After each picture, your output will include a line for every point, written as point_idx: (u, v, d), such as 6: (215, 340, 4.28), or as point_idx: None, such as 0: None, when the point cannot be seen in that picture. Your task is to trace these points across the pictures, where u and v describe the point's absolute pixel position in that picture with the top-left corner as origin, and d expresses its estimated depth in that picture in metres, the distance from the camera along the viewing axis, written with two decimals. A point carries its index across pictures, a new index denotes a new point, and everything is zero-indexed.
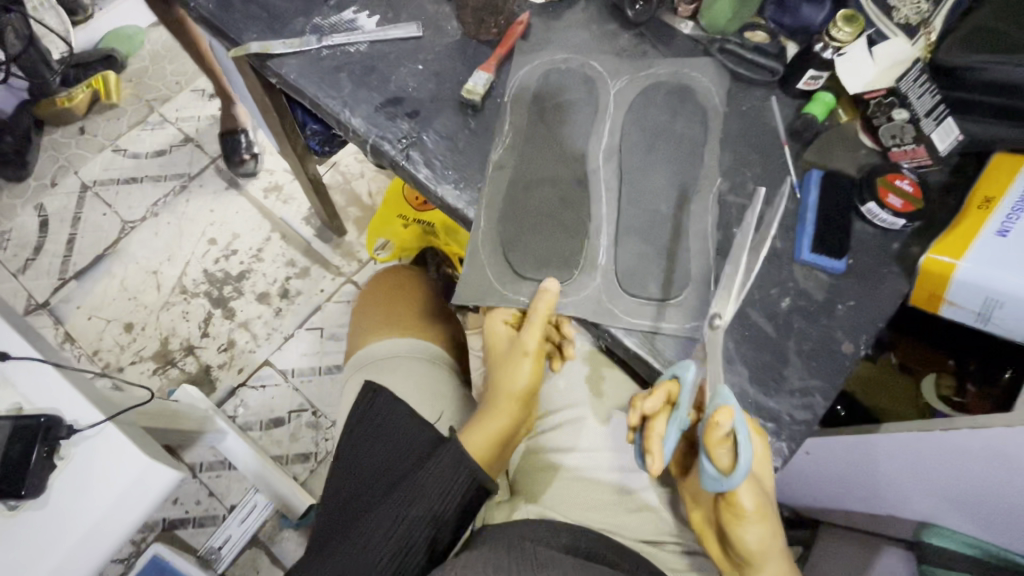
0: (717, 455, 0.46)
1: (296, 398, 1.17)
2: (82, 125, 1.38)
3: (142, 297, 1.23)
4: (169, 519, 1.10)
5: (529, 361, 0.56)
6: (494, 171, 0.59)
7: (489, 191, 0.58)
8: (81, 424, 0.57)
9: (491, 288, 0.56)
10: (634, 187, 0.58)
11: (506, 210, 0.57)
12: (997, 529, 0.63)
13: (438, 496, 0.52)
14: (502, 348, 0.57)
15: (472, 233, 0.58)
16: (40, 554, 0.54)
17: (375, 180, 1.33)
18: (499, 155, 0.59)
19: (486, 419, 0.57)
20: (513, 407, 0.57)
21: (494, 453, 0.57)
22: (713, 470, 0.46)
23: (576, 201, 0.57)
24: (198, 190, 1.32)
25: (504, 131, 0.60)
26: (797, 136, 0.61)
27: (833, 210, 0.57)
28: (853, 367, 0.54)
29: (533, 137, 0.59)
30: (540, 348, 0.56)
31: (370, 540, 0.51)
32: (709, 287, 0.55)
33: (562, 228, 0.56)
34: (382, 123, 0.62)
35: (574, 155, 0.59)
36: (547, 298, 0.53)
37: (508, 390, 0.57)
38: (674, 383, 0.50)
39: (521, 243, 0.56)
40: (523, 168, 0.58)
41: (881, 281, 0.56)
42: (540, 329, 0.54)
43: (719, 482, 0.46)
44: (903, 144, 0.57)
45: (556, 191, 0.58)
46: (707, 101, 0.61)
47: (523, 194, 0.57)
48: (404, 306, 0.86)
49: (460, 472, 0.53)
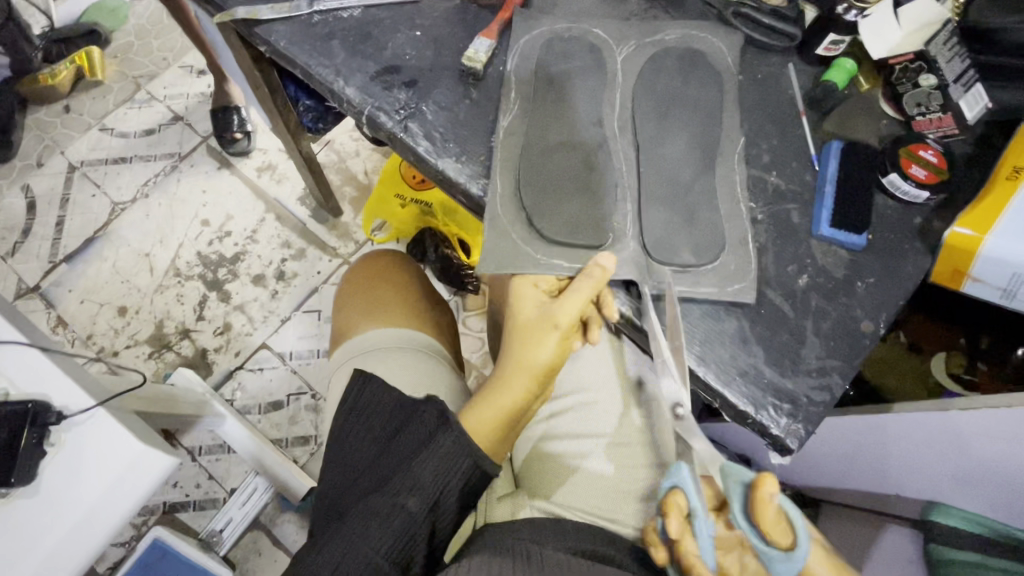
0: (775, 538, 0.44)
1: (295, 382, 1.16)
2: (66, 104, 1.33)
3: (135, 280, 1.20)
4: (169, 503, 1.09)
5: (558, 334, 0.52)
6: (506, 139, 0.56)
7: (504, 158, 0.55)
8: (71, 410, 0.55)
9: (520, 251, 0.53)
10: (653, 153, 0.55)
11: (525, 177, 0.54)
12: (1008, 507, 0.63)
13: (438, 481, 0.50)
14: (532, 318, 0.53)
15: (488, 203, 0.55)
16: (33, 543, 0.52)
17: (371, 158, 1.29)
18: (509, 123, 0.56)
19: (500, 391, 0.54)
20: (528, 381, 0.53)
21: (498, 429, 0.54)
22: (778, 553, 0.45)
23: (598, 164, 0.54)
24: (189, 170, 1.28)
25: (511, 99, 0.57)
26: (815, 105, 0.58)
27: (851, 183, 0.55)
28: (872, 346, 0.52)
29: (542, 103, 0.56)
30: (572, 324, 0.52)
31: (367, 528, 0.49)
32: (723, 263, 0.53)
33: (586, 190, 0.54)
34: (378, 93, 0.59)
35: (589, 121, 0.56)
36: (596, 275, 0.50)
37: (529, 364, 0.53)
38: (681, 494, 0.48)
39: (547, 208, 0.53)
40: (536, 135, 0.55)
41: (901, 257, 0.54)
42: (580, 307, 0.51)
43: (790, 563, 0.44)
44: (928, 112, 0.55)
45: (574, 155, 0.55)
46: (721, 68, 0.58)
47: (542, 160, 0.54)
48: (383, 289, 0.82)
49: (461, 457, 0.51)
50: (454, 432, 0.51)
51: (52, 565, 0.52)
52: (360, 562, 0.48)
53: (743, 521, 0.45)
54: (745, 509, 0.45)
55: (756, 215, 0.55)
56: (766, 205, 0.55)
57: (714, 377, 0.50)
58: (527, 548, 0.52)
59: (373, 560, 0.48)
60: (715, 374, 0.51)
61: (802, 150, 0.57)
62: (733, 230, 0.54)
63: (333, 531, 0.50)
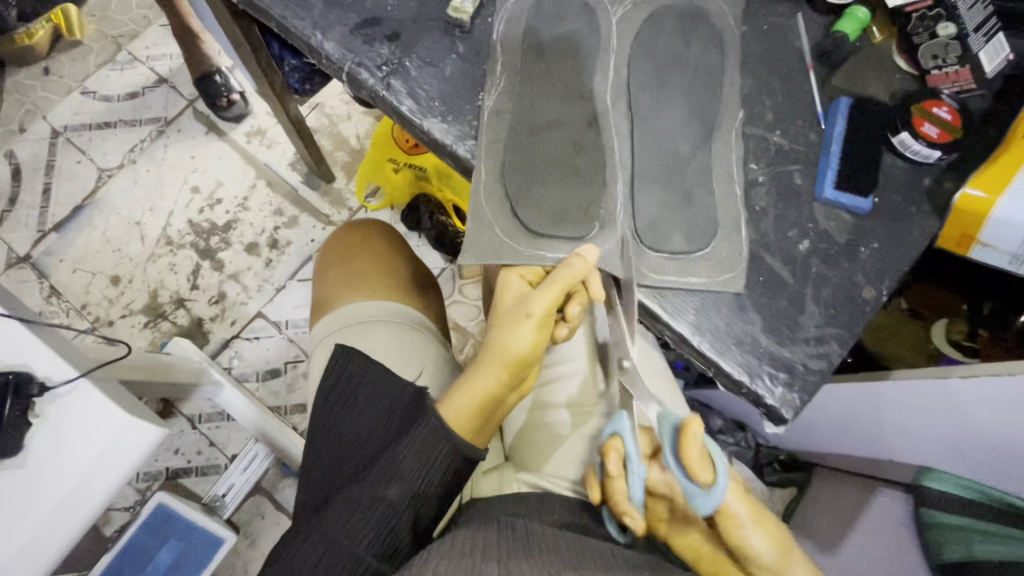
0: (698, 474, 0.44)
1: (292, 350, 1.15)
2: (46, 66, 1.27)
3: (126, 249, 1.18)
4: (172, 469, 1.10)
5: (532, 323, 0.48)
6: (492, 119, 0.53)
7: (489, 142, 0.52)
8: (54, 381, 0.54)
9: (503, 244, 0.50)
10: (649, 129, 0.52)
11: (511, 159, 0.52)
12: (1001, 472, 0.62)
13: (418, 471, 0.50)
14: (508, 306, 0.50)
15: (472, 180, 0.52)
16: (22, 514, 0.52)
17: (363, 122, 1.25)
18: (494, 100, 0.53)
19: (469, 380, 0.50)
20: (500, 371, 0.49)
21: (475, 418, 0.50)
22: (697, 488, 0.44)
23: (588, 145, 0.52)
24: (176, 136, 1.24)
25: (497, 72, 0.54)
26: (825, 58, 0.55)
27: (859, 141, 0.52)
28: (873, 314, 0.50)
29: (530, 77, 0.53)
30: (548, 313, 0.48)
31: (350, 517, 0.49)
32: (720, 231, 0.51)
33: (573, 174, 0.51)
34: (358, 48, 0.55)
35: (581, 95, 0.53)
36: (575, 267, 0.48)
37: (502, 352, 0.49)
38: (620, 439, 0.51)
39: (533, 196, 0.51)
40: (524, 113, 0.52)
41: (908, 221, 0.52)
42: (556, 295, 0.48)
43: (710, 499, 0.44)
44: (945, 65, 0.52)
45: (563, 135, 0.52)
46: (723, 24, 0.55)
47: (528, 139, 0.52)
48: (367, 258, 0.80)
49: (440, 442, 0.50)
50: (431, 420, 0.50)
51: (44, 535, 0.52)
52: (341, 553, 0.48)
53: (672, 461, 0.45)
54: (673, 451, 0.46)
55: (758, 176, 0.53)
56: (768, 166, 0.53)
57: (709, 346, 0.49)
58: (514, 522, 0.52)
59: (354, 549, 0.48)
60: (709, 343, 0.49)
61: (809, 108, 0.54)
62: (735, 195, 0.52)
63: (316, 519, 0.51)
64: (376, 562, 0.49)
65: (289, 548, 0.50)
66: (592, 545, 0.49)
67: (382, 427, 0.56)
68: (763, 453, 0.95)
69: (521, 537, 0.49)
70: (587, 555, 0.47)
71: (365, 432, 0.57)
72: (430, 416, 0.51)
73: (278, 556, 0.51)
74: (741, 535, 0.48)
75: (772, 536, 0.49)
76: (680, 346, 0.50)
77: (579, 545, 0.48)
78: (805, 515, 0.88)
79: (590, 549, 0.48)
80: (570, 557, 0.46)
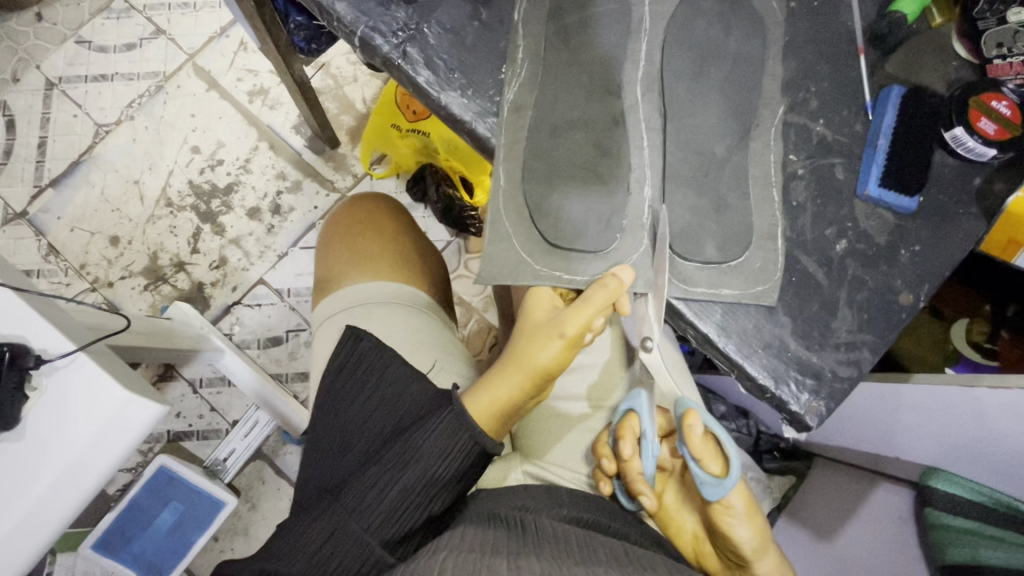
0: (705, 462, 0.47)
1: (293, 318, 1.13)
2: (38, 12, 1.20)
3: (125, 209, 1.15)
4: (173, 431, 1.10)
5: (563, 343, 0.47)
6: (513, 115, 0.49)
7: (508, 143, 0.49)
8: (50, 354, 0.53)
9: (521, 261, 0.48)
10: (681, 125, 0.49)
11: (530, 165, 0.49)
12: (1005, 475, 0.60)
13: (436, 457, 0.49)
14: (541, 319, 0.49)
15: (492, 190, 0.49)
16: (21, 488, 0.51)
17: (370, 85, 1.19)
18: (515, 94, 0.49)
19: (494, 384, 0.50)
20: (525, 380, 0.49)
21: (497, 417, 0.51)
22: (708, 477, 0.47)
23: (614, 148, 0.49)
24: (176, 92, 1.19)
25: (519, 60, 0.50)
26: (877, 41, 0.51)
27: (905, 136, 0.49)
28: (909, 321, 0.48)
29: (554, 69, 0.50)
30: (579, 334, 0.47)
31: (362, 499, 0.48)
32: (745, 231, 0.48)
33: (598, 180, 0.49)
34: (373, 10, 0.51)
35: (609, 88, 0.50)
36: (613, 286, 0.46)
37: (530, 364, 0.49)
38: (636, 417, 0.52)
39: (553, 206, 0.48)
40: (546, 110, 0.49)
41: (952, 223, 0.49)
42: (590, 315, 0.46)
43: (722, 488, 0.46)
44: (1009, 55, 0.49)
45: (587, 135, 0.49)
46: (767, 7, 0.51)
47: (549, 142, 0.49)
48: (370, 236, 0.77)
49: (461, 432, 0.49)
50: (454, 408, 0.49)
51: (41, 511, 0.51)
52: (349, 537, 0.47)
53: (681, 447, 0.48)
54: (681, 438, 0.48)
55: (796, 168, 0.50)
56: (808, 158, 0.50)
57: (734, 348, 0.47)
58: (522, 518, 0.51)
59: (362, 536, 0.48)
60: (735, 345, 0.47)
61: (857, 96, 0.51)
62: (772, 198, 0.49)
63: (325, 502, 0.50)
64: (383, 549, 0.48)
65: (294, 530, 0.49)
66: (602, 544, 0.47)
67: (396, 413, 0.55)
68: (763, 440, 0.94)
69: (530, 535, 0.48)
70: (598, 553, 0.46)
71: (380, 416, 0.55)
72: (452, 406, 0.50)
73: (280, 536, 0.50)
74: (730, 524, 0.49)
75: (760, 534, 0.49)
76: (704, 345, 0.48)
77: (588, 543, 0.47)
78: (805, 503, 0.88)
79: (600, 547, 0.47)
80: (578, 554, 0.45)
